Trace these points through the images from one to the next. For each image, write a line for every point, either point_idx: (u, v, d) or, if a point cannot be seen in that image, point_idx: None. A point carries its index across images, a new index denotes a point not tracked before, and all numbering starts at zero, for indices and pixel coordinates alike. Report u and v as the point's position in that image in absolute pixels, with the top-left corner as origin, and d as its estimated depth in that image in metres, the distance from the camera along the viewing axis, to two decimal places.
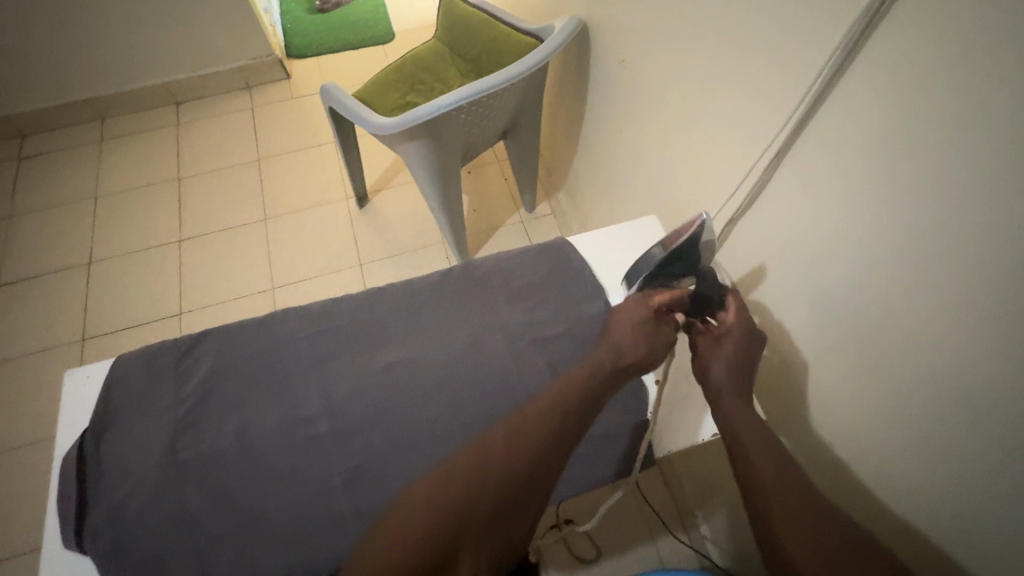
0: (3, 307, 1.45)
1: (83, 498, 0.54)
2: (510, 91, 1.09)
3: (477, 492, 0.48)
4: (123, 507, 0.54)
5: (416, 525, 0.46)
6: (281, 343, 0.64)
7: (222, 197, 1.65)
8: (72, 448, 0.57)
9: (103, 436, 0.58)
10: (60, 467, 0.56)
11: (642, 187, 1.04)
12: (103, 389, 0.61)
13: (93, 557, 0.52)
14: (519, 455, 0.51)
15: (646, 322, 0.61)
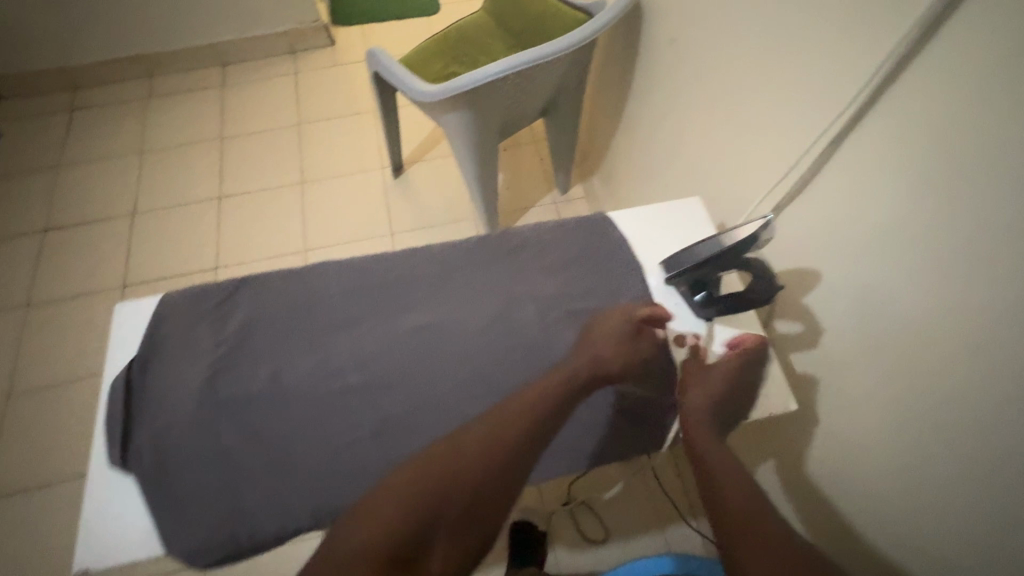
0: (51, 250, 1.52)
1: (127, 424, 0.57)
2: (556, 65, 1.07)
3: (449, 487, 0.50)
4: (161, 436, 0.56)
5: (387, 517, 0.47)
6: (318, 294, 0.65)
7: (261, 158, 1.68)
8: (117, 376, 0.59)
9: (146, 368, 0.60)
10: (105, 393, 0.59)
11: (683, 173, 1.02)
12: (150, 323, 0.63)
13: (134, 480, 0.55)
14: (492, 453, 0.52)
15: (626, 333, 0.62)
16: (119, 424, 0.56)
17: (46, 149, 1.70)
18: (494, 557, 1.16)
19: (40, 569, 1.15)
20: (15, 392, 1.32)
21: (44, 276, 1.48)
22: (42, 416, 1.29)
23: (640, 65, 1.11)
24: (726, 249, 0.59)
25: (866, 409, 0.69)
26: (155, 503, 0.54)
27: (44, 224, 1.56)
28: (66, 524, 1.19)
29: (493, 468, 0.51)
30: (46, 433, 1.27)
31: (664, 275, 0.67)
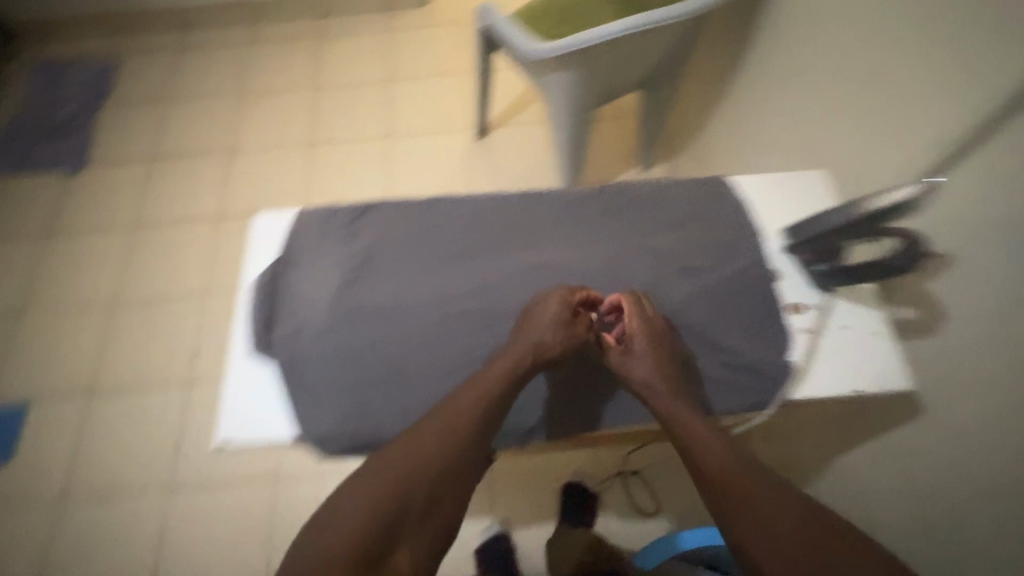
0: (157, 176, 1.62)
1: (274, 319, 0.65)
2: (670, 33, 1.05)
3: (411, 491, 0.56)
4: (306, 332, 0.65)
5: (349, 529, 0.53)
6: (439, 225, 0.71)
7: (349, 109, 1.71)
8: (260, 275, 0.67)
9: (283, 271, 0.67)
10: (248, 289, 0.67)
11: (796, 154, 0.97)
12: (287, 234, 0.70)
13: (278, 368, 0.64)
14: (440, 451, 0.58)
15: (565, 318, 0.65)
16: (264, 317, 0.65)
17: (157, 83, 1.80)
18: (544, 514, 1.19)
19: (131, 461, 1.26)
20: (119, 302, 1.44)
21: (150, 199, 1.59)
22: (142, 326, 1.41)
23: None
24: (862, 212, 0.56)
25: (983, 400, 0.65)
26: (303, 386, 0.63)
27: (152, 152, 1.67)
28: (155, 425, 1.30)
29: (445, 464, 0.58)
30: (144, 342, 1.39)
31: (788, 241, 0.70)
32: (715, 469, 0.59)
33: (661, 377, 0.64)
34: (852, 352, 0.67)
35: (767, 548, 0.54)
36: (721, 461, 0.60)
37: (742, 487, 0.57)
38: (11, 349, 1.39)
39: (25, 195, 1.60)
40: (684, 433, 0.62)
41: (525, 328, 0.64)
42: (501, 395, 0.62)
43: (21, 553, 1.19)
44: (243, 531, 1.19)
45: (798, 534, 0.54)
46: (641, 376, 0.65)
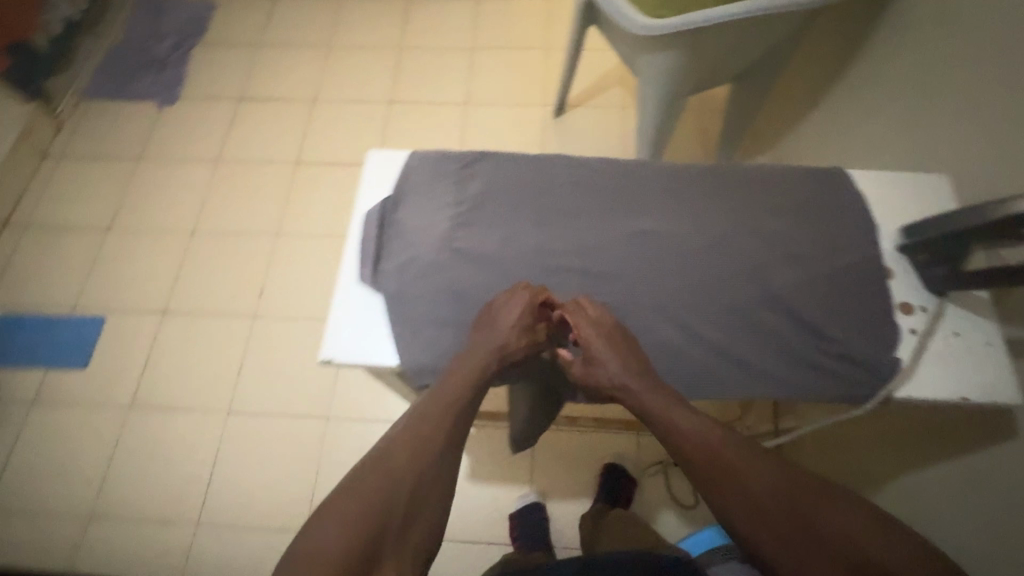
0: (241, 117, 1.68)
1: (378, 248, 0.69)
2: (782, 24, 1.01)
3: (389, 504, 0.57)
4: (407, 265, 0.68)
5: (328, 558, 0.53)
6: (548, 182, 0.73)
7: (431, 73, 1.73)
8: (372, 205, 0.71)
9: (395, 204, 0.71)
10: (362, 218, 0.71)
11: (904, 159, 0.92)
12: (400, 169, 0.74)
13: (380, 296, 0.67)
14: (415, 455, 0.60)
15: (529, 318, 0.64)
16: (372, 245, 0.68)
17: (248, 26, 1.84)
18: (581, 490, 1.20)
19: (195, 383, 1.33)
20: (197, 233, 1.51)
21: (233, 138, 1.64)
22: (215, 257, 1.47)
23: (874, 33, 0.99)
24: (985, 215, 0.54)
25: None
26: (398, 315, 0.66)
27: (238, 93, 1.72)
28: (220, 352, 1.36)
29: (421, 464, 0.60)
30: (215, 273, 1.45)
31: (901, 240, 0.67)
32: (693, 454, 0.61)
33: (629, 375, 0.63)
34: (965, 364, 0.63)
35: (769, 535, 0.57)
36: (698, 446, 0.61)
37: (729, 477, 0.59)
38: (96, 264, 1.47)
39: (119, 121, 1.67)
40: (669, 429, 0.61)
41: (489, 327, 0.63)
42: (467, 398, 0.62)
43: (88, 453, 1.26)
44: (292, 462, 1.24)
45: (793, 514, 0.57)
46: (611, 377, 0.63)
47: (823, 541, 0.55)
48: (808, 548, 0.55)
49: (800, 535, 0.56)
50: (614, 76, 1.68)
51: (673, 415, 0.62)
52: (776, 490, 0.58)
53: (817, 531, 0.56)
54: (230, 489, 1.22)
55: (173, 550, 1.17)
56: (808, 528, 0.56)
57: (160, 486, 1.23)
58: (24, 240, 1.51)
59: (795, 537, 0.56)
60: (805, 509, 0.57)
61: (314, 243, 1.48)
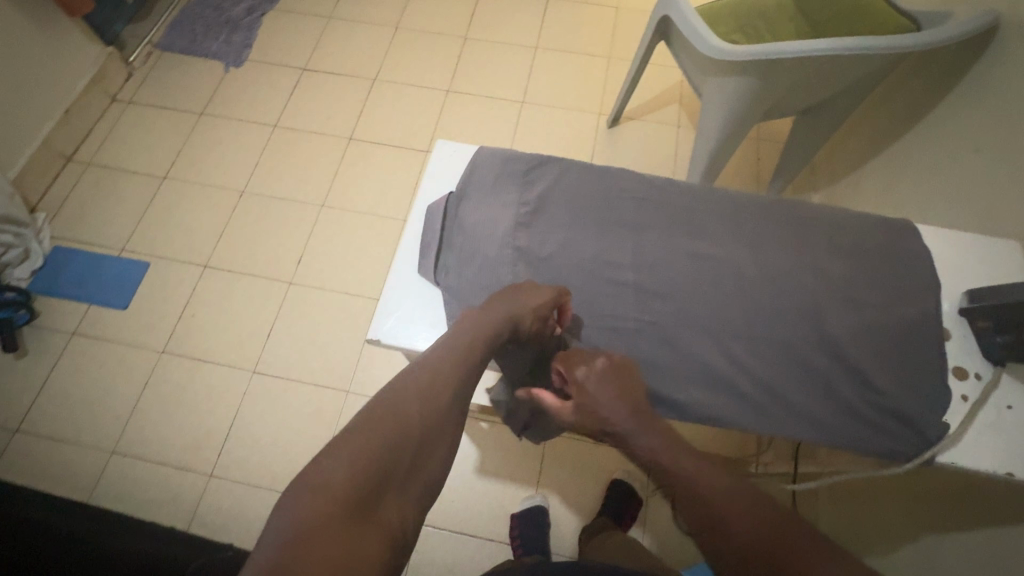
0: (302, 87, 1.71)
1: (440, 241, 0.73)
2: (859, 65, 0.99)
3: (401, 449, 0.48)
4: (466, 259, 0.70)
5: (331, 494, 0.42)
6: (610, 196, 0.76)
7: (491, 68, 1.73)
8: (439, 199, 0.75)
9: (460, 199, 0.75)
10: (429, 210, 0.75)
11: (973, 218, 0.89)
12: (468, 167, 0.78)
13: (436, 285, 0.71)
14: (428, 400, 0.52)
15: (551, 304, 0.65)
16: (435, 237, 0.72)
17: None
18: (587, 501, 1.20)
19: (227, 338, 1.37)
20: (247, 193, 1.55)
21: (292, 106, 1.68)
22: (260, 220, 1.51)
23: (958, 85, 0.96)
24: None
25: None
26: (451, 304, 0.69)
27: (303, 64, 1.75)
28: (254, 312, 1.39)
29: (436, 410, 0.52)
30: (258, 235, 1.49)
31: (963, 304, 0.67)
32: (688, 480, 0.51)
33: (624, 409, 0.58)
34: (1016, 437, 0.61)
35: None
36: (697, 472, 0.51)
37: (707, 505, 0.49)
38: (149, 210, 1.52)
39: (188, 76, 1.73)
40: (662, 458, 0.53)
41: (506, 300, 0.63)
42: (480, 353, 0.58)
43: (118, 390, 1.31)
44: (309, 429, 1.27)
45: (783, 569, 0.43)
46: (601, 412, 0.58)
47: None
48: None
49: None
50: (674, 94, 1.67)
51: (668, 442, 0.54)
52: (766, 541, 0.45)
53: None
54: (246, 445, 1.25)
55: (185, 495, 1.21)
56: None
57: (181, 432, 1.27)
58: (85, 177, 1.57)
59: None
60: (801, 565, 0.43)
61: (356, 218, 1.50)
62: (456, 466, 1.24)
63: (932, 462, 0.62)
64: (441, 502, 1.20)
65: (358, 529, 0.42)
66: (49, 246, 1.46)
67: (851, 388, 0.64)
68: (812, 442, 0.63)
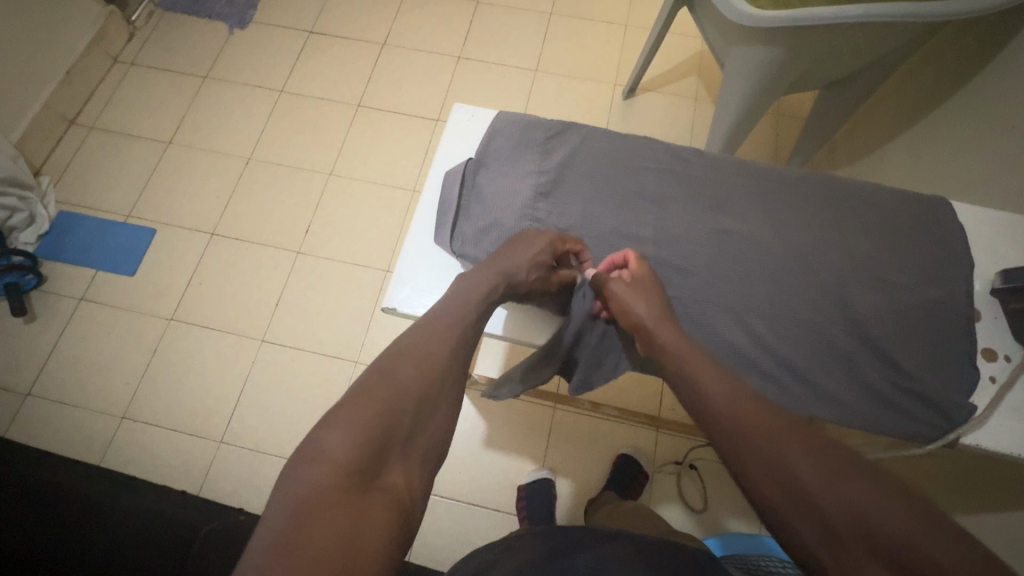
0: (308, 51, 1.66)
1: (456, 210, 0.71)
2: (894, 35, 0.95)
3: (401, 414, 0.48)
4: (484, 230, 0.68)
5: (333, 464, 0.42)
6: (632, 165, 0.74)
7: (504, 34, 1.68)
8: (456, 167, 0.73)
9: (478, 167, 0.72)
10: (445, 178, 0.72)
11: (1005, 197, 0.86)
12: (486, 134, 0.75)
13: (452, 256, 0.69)
14: (422, 363, 0.52)
15: (546, 253, 0.64)
16: (452, 207, 0.70)
17: None
18: (594, 474, 1.21)
19: (235, 306, 1.36)
20: (253, 160, 1.52)
21: (298, 71, 1.64)
22: (266, 188, 1.48)
23: (997, 58, 0.92)
24: None
25: None
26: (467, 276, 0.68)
27: (309, 26, 1.70)
28: (261, 282, 1.38)
29: (431, 372, 0.52)
30: (265, 203, 1.47)
31: (995, 284, 0.66)
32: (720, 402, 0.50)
33: (664, 315, 0.61)
34: None
35: (799, 517, 0.42)
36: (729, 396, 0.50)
37: (761, 444, 0.46)
38: (154, 176, 1.50)
39: (191, 37, 1.68)
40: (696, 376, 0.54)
41: (502, 256, 0.63)
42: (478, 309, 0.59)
43: (128, 356, 1.31)
44: (318, 398, 1.27)
45: (847, 503, 0.40)
46: (638, 313, 0.61)
47: (879, 545, 0.38)
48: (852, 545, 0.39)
49: (850, 533, 0.40)
50: (692, 65, 1.62)
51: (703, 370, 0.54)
52: (827, 475, 0.42)
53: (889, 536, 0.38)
54: (256, 413, 1.26)
55: (196, 461, 1.22)
56: (865, 523, 0.39)
57: (191, 399, 1.28)
58: (88, 141, 1.54)
59: (843, 534, 0.40)
60: (866, 500, 0.40)
61: (364, 188, 1.48)
62: (464, 438, 1.25)
63: (955, 443, 0.61)
64: (449, 472, 1.21)
65: (362, 496, 0.42)
66: (54, 211, 1.44)
67: (876, 369, 0.63)
68: (834, 421, 0.62)
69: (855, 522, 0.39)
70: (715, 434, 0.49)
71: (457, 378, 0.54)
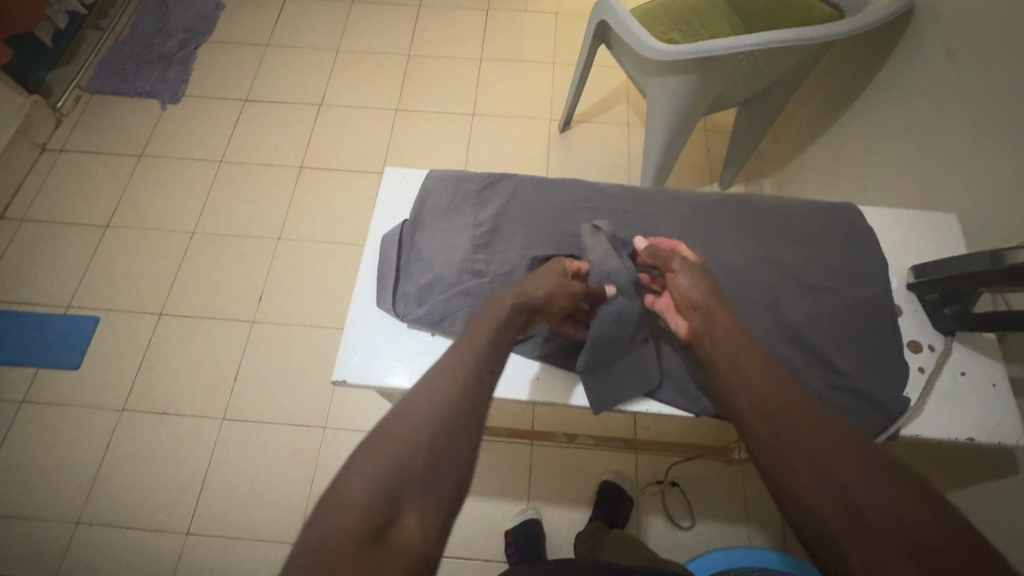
0: (246, 119, 1.67)
1: (397, 272, 0.70)
2: (791, 56, 1.03)
3: (412, 456, 0.50)
4: (429, 287, 0.68)
5: (351, 511, 0.47)
6: (567, 207, 0.77)
7: (439, 82, 1.73)
8: (393, 229, 0.73)
9: (416, 228, 0.73)
10: (384, 242, 0.73)
11: (913, 192, 0.93)
12: (420, 193, 0.76)
13: (397, 318, 0.68)
14: (434, 401, 0.54)
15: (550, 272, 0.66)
16: (393, 269, 0.70)
17: (255, 28, 1.83)
18: (580, 506, 1.20)
19: (192, 386, 1.31)
20: (198, 233, 1.49)
21: (238, 139, 1.64)
22: (216, 260, 1.46)
23: (883, 68, 1.01)
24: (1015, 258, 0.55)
25: None
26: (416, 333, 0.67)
27: (244, 94, 1.71)
28: (217, 356, 1.34)
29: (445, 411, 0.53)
30: (214, 276, 1.44)
31: (911, 280, 0.70)
32: (764, 405, 0.55)
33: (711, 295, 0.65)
34: (967, 402, 0.64)
35: (841, 528, 0.45)
36: (773, 400, 0.55)
37: (801, 444, 0.51)
38: (94, 261, 1.45)
39: (124, 117, 1.66)
40: (741, 380, 0.58)
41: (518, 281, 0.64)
42: (500, 336, 0.61)
43: (78, 456, 1.24)
44: (288, 470, 1.23)
45: (888, 516, 0.44)
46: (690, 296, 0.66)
47: (910, 540, 0.43)
48: (892, 550, 0.43)
49: (878, 530, 0.44)
50: (621, 93, 1.70)
51: (750, 375, 0.58)
52: (862, 478, 0.47)
53: (917, 535, 0.43)
54: (223, 495, 1.21)
55: (162, 557, 1.15)
56: (904, 532, 0.43)
57: (153, 491, 1.21)
58: (20, 234, 1.48)
59: (874, 531, 0.44)
60: (891, 499, 0.45)
61: (315, 248, 1.47)
62: None
63: (898, 435, 0.64)
64: None
65: (379, 547, 0.45)
66: None
67: (820, 375, 0.65)
68: None
69: (886, 519, 0.44)
70: (765, 429, 0.53)
71: (474, 414, 0.55)
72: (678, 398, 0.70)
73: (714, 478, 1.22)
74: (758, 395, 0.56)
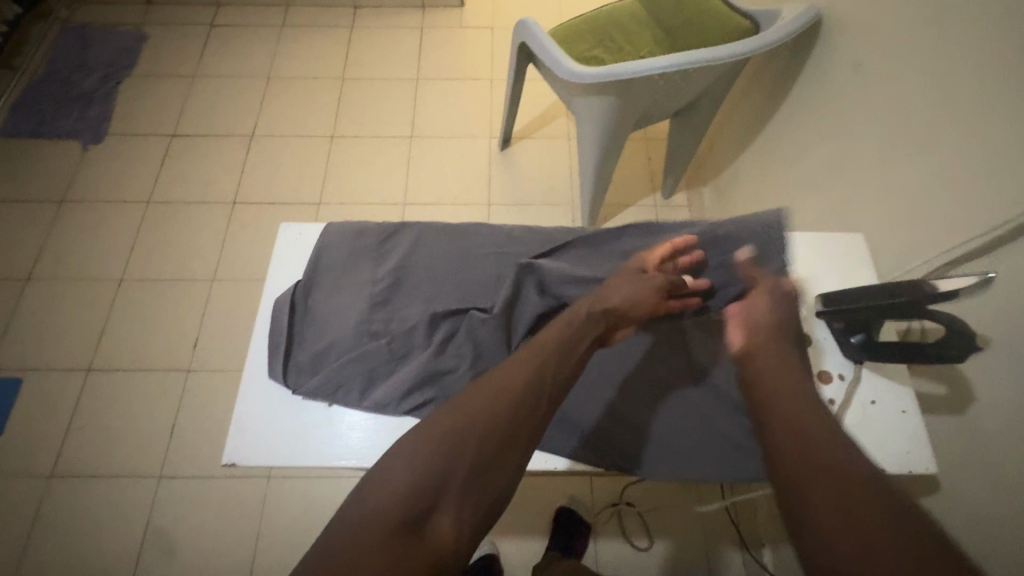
0: (174, 155, 1.60)
1: (290, 338, 0.68)
2: (708, 72, 1.02)
3: (461, 451, 0.49)
4: (323, 353, 0.66)
5: (394, 494, 0.47)
6: (469, 253, 0.75)
7: (375, 105, 1.69)
8: (285, 292, 0.70)
9: (310, 289, 0.71)
10: (276, 306, 0.69)
11: (834, 203, 0.93)
12: (315, 250, 0.74)
13: (290, 390, 0.65)
14: (492, 399, 0.52)
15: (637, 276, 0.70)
16: (285, 337, 0.67)
17: (181, 58, 1.76)
18: (538, 537, 1.17)
19: (126, 444, 1.25)
20: (127, 280, 1.43)
21: (167, 177, 1.57)
22: (147, 307, 1.39)
23: (800, 80, 1.01)
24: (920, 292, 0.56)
25: (985, 495, 0.63)
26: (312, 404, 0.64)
27: (171, 129, 1.64)
28: (152, 411, 1.28)
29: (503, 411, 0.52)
30: (146, 324, 1.37)
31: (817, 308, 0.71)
32: (806, 431, 0.49)
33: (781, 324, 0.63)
34: (877, 431, 0.64)
35: None
36: (818, 429, 0.49)
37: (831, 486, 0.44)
38: (15, 318, 1.37)
39: (43, 161, 1.58)
40: (786, 400, 0.53)
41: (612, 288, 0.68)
42: (578, 342, 0.60)
43: (3, 531, 1.17)
44: (232, 525, 1.18)
45: None
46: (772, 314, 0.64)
47: None
48: None
49: None
50: (560, 107, 1.68)
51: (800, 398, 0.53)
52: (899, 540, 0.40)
53: None
54: (163, 558, 1.15)
55: None
56: None
57: (87, 561, 1.14)
58: None
59: None
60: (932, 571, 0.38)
61: (252, 287, 1.42)
62: None
63: None
64: None
65: (408, 539, 0.45)
66: None
67: None
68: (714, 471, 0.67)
69: None
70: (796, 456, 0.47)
71: (533, 417, 0.53)
72: (573, 445, 0.69)
73: (669, 497, 1.21)
74: (799, 420, 0.50)
